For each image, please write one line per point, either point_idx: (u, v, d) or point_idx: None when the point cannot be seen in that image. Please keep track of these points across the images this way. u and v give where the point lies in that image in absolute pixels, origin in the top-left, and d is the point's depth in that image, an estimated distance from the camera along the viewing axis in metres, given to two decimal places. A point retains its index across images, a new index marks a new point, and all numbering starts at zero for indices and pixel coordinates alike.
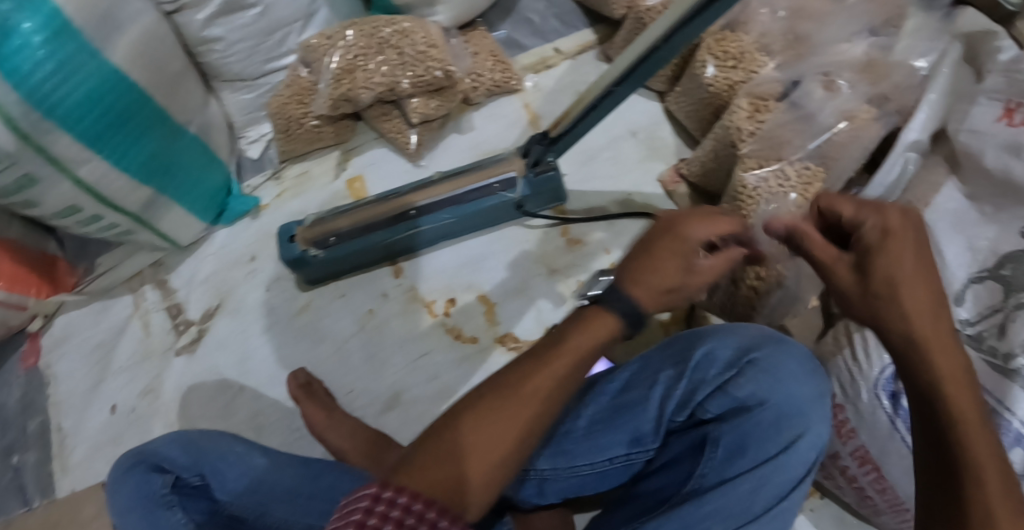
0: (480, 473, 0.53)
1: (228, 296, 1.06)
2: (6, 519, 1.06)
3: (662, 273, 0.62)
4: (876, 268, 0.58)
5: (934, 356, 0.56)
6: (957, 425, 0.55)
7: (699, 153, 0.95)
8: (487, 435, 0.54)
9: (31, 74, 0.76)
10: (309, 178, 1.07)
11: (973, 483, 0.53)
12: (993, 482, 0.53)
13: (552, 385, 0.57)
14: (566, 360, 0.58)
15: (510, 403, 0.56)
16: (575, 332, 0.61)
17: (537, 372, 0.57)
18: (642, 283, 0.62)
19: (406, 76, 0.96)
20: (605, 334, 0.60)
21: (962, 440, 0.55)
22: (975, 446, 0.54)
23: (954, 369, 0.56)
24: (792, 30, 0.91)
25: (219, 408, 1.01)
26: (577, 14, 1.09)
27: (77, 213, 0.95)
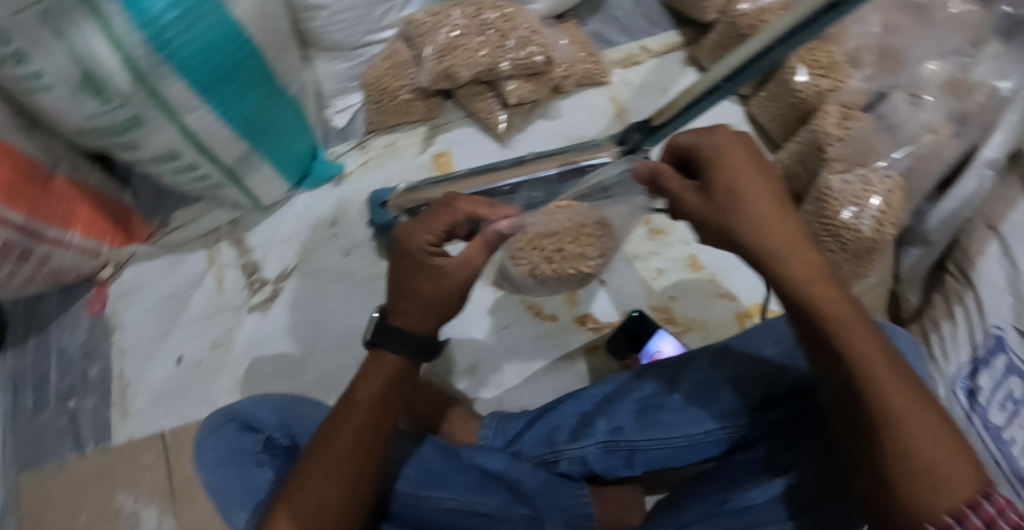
0: (351, 506, 0.69)
1: (307, 259, 1.10)
2: (60, 462, 1.06)
3: (410, 307, 0.70)
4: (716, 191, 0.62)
5: (824, 301, 0.60)
6: (863, 367, 0.57)
7: (784, 156, 0.99)
8: (322, 485, 0.68)
9: (157, 18, 0.79)
10: (394, 150, 1.12)
11: (882, 421, 0.56)
12: (910, 418, 0.55)
13: (365, 436, 0.70)
14: (382, 419, 0.71)
15: (326, 465, 0.69)
16: (358, 388, 0.71)
17: (346, 441, 0.69)
18: (418, 317, 0.70)
19: (507, 58, 0.99)
20: (390, 381, 0.71)
21: (864, 381, 0.57)
22: (882, 383, 0.56)
23: (843, 310, 0.59)
24: (882, 45, 0.96)
25: (291, 366, 1.05)
26: (664, 15, 1.14)
27: (176, 159, 0.98)
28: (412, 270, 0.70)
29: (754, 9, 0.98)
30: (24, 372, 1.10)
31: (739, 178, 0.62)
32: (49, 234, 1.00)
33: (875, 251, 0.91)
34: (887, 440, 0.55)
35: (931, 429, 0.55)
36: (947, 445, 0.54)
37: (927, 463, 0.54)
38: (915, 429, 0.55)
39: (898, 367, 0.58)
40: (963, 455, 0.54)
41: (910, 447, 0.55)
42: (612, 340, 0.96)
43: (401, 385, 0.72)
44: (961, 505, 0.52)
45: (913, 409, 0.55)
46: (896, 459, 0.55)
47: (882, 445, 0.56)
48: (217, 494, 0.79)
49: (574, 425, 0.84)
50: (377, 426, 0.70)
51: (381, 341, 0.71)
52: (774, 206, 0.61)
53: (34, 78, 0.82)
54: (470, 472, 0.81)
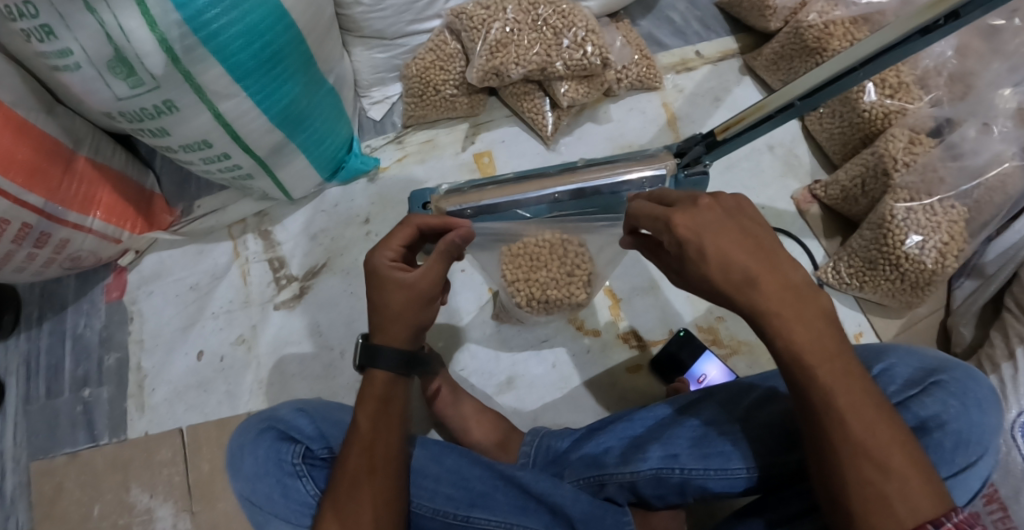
0: (393, 494, 0.67)
1: (338, 257, 1.08)
2: (73, 452, 1.02)
3: (394, 323, 0.69)
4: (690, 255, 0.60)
5: (788, 341, 0.57)
6: (825, 414, 0.57)
7: (841, 177, 0.96)
8: (350, 519, 0.64)
9: None
10: (434, 146, 1.10)
11: (858, 464, 0.55)
12: (876, 455, 0.55)
13: (379, 454, 0.67)
14: (388, 435, 0.68)
15: (347, 499, 0.65)
16: (358, 415, 0.69)
17: (354, 472, 0.66)
18: (394, 333, 0.70)
19: (561, 59, 0.96)
20: (381, 398, 0.70)
21: (832, 424, 0.56)
22: (844, 425, 0.56)
23: (815, 351, 0.57)
24: (955, 67, 0.91)
25: (320, 367, 1.03)
26: (720, 20, 1.11)
27: (206, 148, 0.92)
28: (386, 286, 0.70)
29: (821, 21, 0.95)
30: (39, 357, 1.07)
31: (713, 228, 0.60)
32: (69, 218, 0.96)
33: (932, 284, 0.89)
34: (849, 479, 0.56)
35: (896, 461, 0.55)
36: (902, 478, 0.55)
37: (891, 496, 0.55)
38: (849, 462, 0.56)
39: (874, 408, 0.57)
40: (931, 487, 0.55)
41: (864, 481, 0.55)
42: (657, 359, 0.97)
43: (392, 398, 0.70)
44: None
45: (886, 448, 0.55)
46: (854, 493, 0.56)
47: (845, 484, 0.56)
48: (253, 505, 0.76)
49: (623, 449, 0.82)
50: (386, 441, 0.68)
51: (369, 363, 0.69)
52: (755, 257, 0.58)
53: (58, 56, 0.75)
54: (514, 493, 0.80)
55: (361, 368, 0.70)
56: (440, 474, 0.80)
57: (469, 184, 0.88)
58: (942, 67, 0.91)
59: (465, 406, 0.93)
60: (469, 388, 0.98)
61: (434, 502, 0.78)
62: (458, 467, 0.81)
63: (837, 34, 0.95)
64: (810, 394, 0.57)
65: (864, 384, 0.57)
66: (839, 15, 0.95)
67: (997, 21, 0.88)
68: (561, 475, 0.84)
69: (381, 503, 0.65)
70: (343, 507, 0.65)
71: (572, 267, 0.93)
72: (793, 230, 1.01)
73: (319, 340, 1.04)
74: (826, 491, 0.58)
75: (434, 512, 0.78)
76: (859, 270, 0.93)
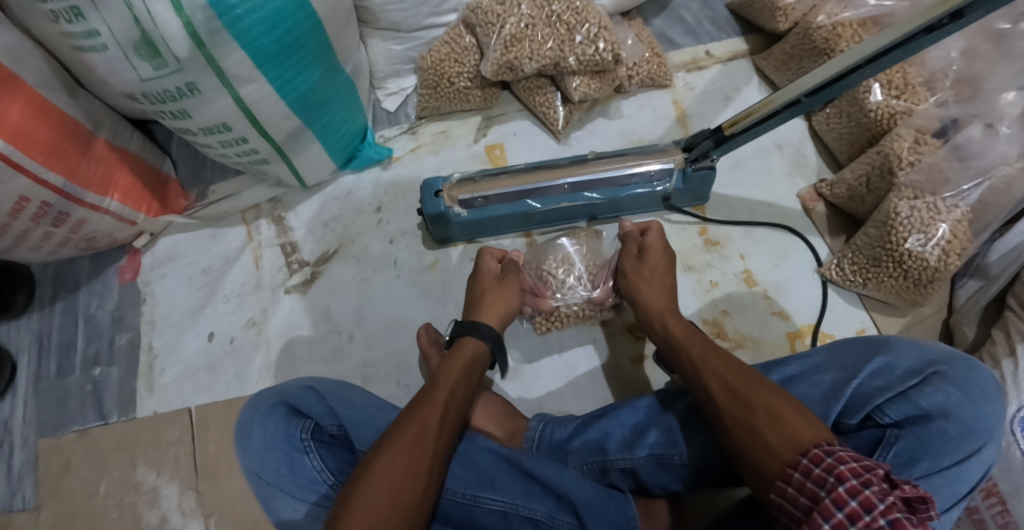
0: (442, 451, 0.71)
1: (350, 243, 1.09)
2: (81, 430, 1.04)
3: (489, 305, 0.89)
4: (647, 259, 0.90)
5: (675, 332, 0.80)
6: (706, 380, 0.71)
7: (847, 176, 0.97)
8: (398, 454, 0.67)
9: None
10: (447, 138, 1.12)
11: (732, 412, 0.67)
12: (749, 402, 0.66)
13: (448, 412, 0.74)
14: (456, 400, 0.76)
15: (410, 445, 0.68)
16: (441, 376, 0.78)
17: (421, 417, 0.71)
18: (488, 315, 0.88)
19: (574, 54, 0.98)
20: (466, 365, 0.81)
21: (711, 386, 0.70)
22: (719, 383, 0.70)
23: (693, 341, 0.77)
24: (963, 70, 0.92)
25: (329, 351, 1.04)
26: (730, 21, 1.13)
27: (225, 132, 0.93)
28: (480, 275, 0.93)
29: (830, 23, 0.97)
30: (50, 335, 1.08)
31: (664, 262, 0.89)
32: (86, 199, 0.98)
33: (935, 281, 0.90)
34: (731, 427, 0.66)
35: (762, 404, 0.66)
36: (771, 416, 0.64)
37: (764, 432, 0.64)
38: (727, 413, 0.67)
39: (740, 369, 0.70)
40: (803, 425, 0.63)
41: (744, 425, 0.65)
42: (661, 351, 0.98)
43: (472, 371, 0.81)
44: (795, 457, 0.61)
45: (751, 391, 0.67)
46: (737, 436, 0.65)
47: (730, 433, 0.66)
48: (261, 479, 0.78)
49: (626, 436, 0.83)
50: (453, 404, 0.75)
51: (464, 333, 0.85)
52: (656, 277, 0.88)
53: (85, 37, 0.78)
54: (520, 477, 0.81)
55: (460, 334, 0.84)
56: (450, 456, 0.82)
57: (489, 234, 1.05)
58: (949, 70, 0.93)
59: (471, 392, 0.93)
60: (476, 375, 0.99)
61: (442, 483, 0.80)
62: (466, 450, 0.82)
63: (846, 35, 0.97)
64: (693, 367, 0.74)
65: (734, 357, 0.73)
66: (848, 17, 0.96)
67: (1004, 25, 0.90)
68: (565, 459, 0.85)
69: (433, 455, 0.69)
70: (401, 447, 0.68)
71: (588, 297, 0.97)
72: (799, 228, 1.02)
73: (328, 325, 1.05)
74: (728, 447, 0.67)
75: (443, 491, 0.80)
76: (863, 267, 0.94)
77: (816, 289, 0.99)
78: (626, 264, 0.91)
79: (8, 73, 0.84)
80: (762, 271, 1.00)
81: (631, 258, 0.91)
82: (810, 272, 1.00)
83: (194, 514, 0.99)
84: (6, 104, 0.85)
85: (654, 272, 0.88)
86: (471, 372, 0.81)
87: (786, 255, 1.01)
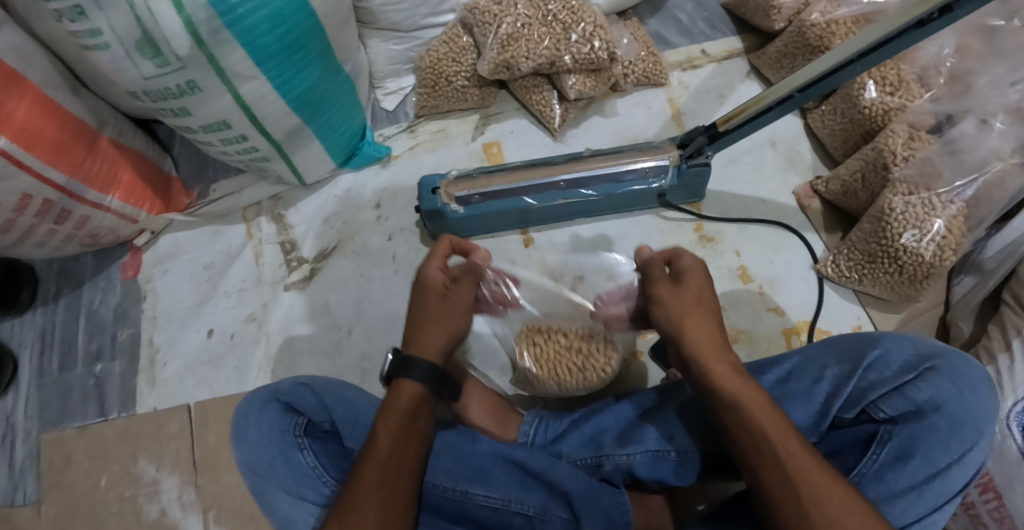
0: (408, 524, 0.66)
1: (349, 239, 1.10)
2: (83, 425, 1.05)
3: (428, 329, 0.75)
4: (687, 285, 0.74)
5: (736, 390, 0.66)
6: (785, 461, 0.61)
7: (842, 173, 0.98)
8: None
9: None
10: (445, 136, 1.13)
11: (778, 493, 0.61)
12: (832, 495, 0.59)
13: (403, 471, 0.67)
14: (407, 450, 0.68)
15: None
16: (379, 427, 0.69)
17: (375, 479, 0.66)
18: (429, 342, 0.74)
19: (569, 53, 0.99)
20: (407, 411, 0.70)
21: (793, 467, 0.61)
22: (804, 468, 0.61)
23: (760, 405, 0.65)
24: (956, 66, 0.92)
25: (328, 346, 1.05)
26: (726, 21, 1.14)
27: (225, 129, 0.95)
28: (424, 289, 0.78)
29: (824, 21, 0.98)
30: (53, 331, 1.10)
31: (706, 288, 0.73)
32: (89, 197, 0.99)
33: (932, 276, 0.90)
34: (817, 518, 0.59)
35: (845, 497, 0.59)
36: (859, 512, 0.59)
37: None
38: (812, 500, 0.59)
39: (798, 444, 0.62)
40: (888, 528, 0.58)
41: (831, 521, 0.58)
42: (656, 345, 1.01)
43: (420, 413, 0.71)
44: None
45: (803, 474, 0.60)
46: (804, 519, 0.59)
47: (811, 521, 0.59)
48: (254, 473, 0.79)
49: (621, 430, 0.85)
50: (404, 459, 0.68)
51: (399, 372, 0.72)
52: (690, 307, 0.72)
53: (89, 36, 0.79)
54: (513, 472, 0.82)
55: (391, 376, 0.72)
56: (440, 450, 0.82)
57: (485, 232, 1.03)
58: (942, 66, 0.93)
59: (468, 383, 0.93)
60: (473, 369, 1.02)
61: (435, 479, 0.81)
62: (456, 444, 0.83)
63: (840, 32, 0.97)
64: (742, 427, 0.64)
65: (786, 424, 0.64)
66: (841, 14, 0.97)
67: (997, 22, 0.90)
68: (559, 453, 0.85)
69: None
70: None
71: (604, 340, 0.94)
72: (794, 224, 1.02)
73: (327, 319, 1.06)
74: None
75: (434, 487, 0.81)
76: (859, 263, 0.94)
77: (811, 284, 0.99)
78: (659, 291, 0.75)
79: (13, 72, 0.86)
80: (757, 267, 1.01)
81: (665, 282, 0.75)
82: (805, 268, 1.00)
83: (193, 507, 1.00)
84: (12, 102, 0.86)
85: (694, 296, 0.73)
86: (417, 419, 0.71)
87: (780, 251, 1.01)
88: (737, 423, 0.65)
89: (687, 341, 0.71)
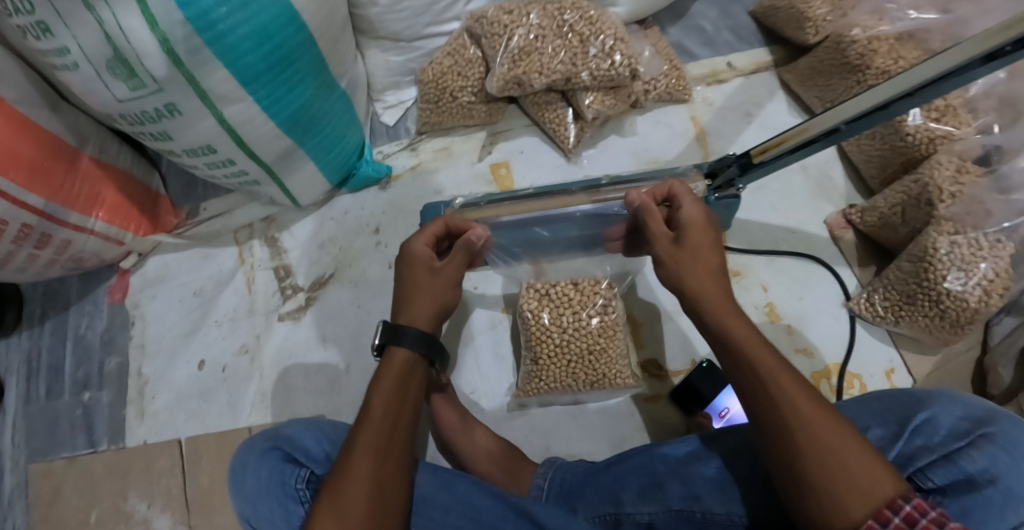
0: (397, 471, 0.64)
1: (347, 267, 1.04)
2: (71, 457, 1.00)
3: (418, 302, 0.74)
4: (689, 240, 0.70)
5: (732, 330, 0.64)
6: (777, 396, 0.59)
7: (880, 204, 0.90)
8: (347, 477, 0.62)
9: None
10: (449, 155, 1.06)
11: (782, 435, 0.58)
12: (824, 428, 0.57)
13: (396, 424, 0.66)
14: (402, 412, 0.67)
15: (364, 478, 0.62)
16: (373, 390, 0.68)
17: (366, 435, 0.64)
18: (419, 316, 0.74)
19: (586, 69, 0.91)
20: (400, 376, 0.70)
21: (783, 400, 0.59)
22: (796, 405, 0.58)
23: (755, 344, 0.63)
24: (1010, 91, 0.84)
25: (324, 383, 0.99)
26: (753, 31, 1.05)
27: (211, 153, 0.88)
28: (410, 264, 0.76)
29: (865, 37, 0.89)
30: (40, 356, 1.05)
31: (708, 238, 0.70)
32: (70, 219, 0.93)
33: (975, 323, 0.83)
34: (807, 450, 0.57)
35: (839, 432, 0.57)
36: (859, 451, 0.56)
37: (864, 479, 0.55)
38: (805, 436, 0.57)
39: (809, 393, 0.60)
40: (885, 465, 0.55)
41: (823, 456, 0.56)
42: (675, 389, 0.94)
43: (410, 379, 0.70)
44: (890, 504, 0.53)
45: (814, 424, 0.58)
46: (812, 467, 0.56)
47: (816, 468, 0.56)
48: (253, 528, 0.75)
49: (643, 485, 0.78)
50: (398, 415, 0.67)
51: (393, 340, 0.71)
52: (698, 251, 0.69)
53: (58, 55, 0.72)
54: (525, 527, 0.77)
55: (383, 345, 0.71)
56: (450, 504, 0.77)
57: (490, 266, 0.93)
58: (993, 90, 0.85)
59: (474, 427, 0.90)
60: (479, 411, 0.96)
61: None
62: (468, 497, 0.78)
63: (881, 49, 0.88)
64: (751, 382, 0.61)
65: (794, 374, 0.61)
66: (884, 30, 0.88)
67: None
68: (575, 509, 0.80)
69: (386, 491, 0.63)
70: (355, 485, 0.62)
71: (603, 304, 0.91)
72: (825, 257, 0.95)
73: (325, 353, 1.00)
74: (786, 470, 0.58)
75: None
76: (895, 304, 0.87)
77: (843, 323, 0.92)
78: (660, 250, 0.72)
79: None
80: (786, 304, 0.94)
81: (666, 238, 0.72)
82: (836, 305, 0.93)
83: None
84: None
85: (699, 253, 0.69)
86: (406, 381, 0.70)
87: (811, 288, 0.94)
88: (745, 376, 0.62)
89: (695, 294, 0.67)
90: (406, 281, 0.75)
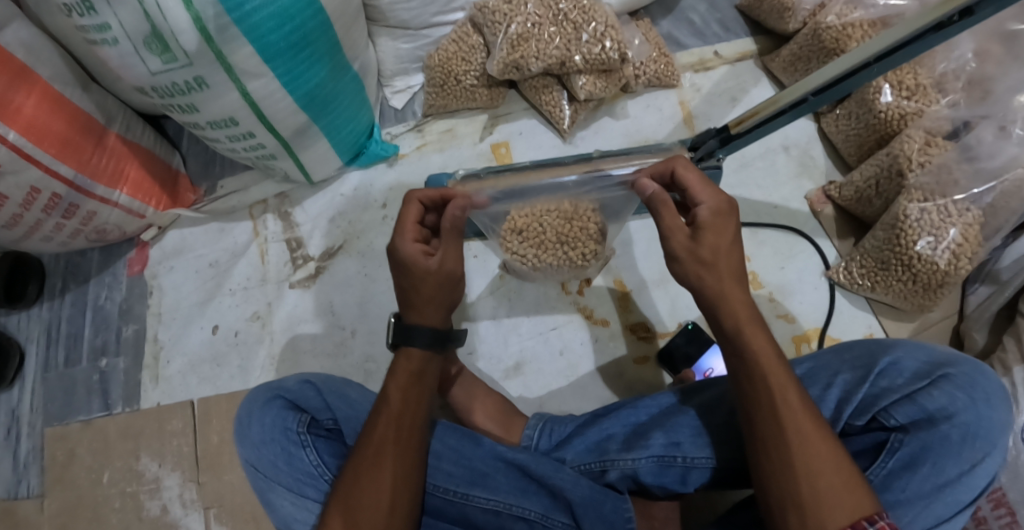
0: (410, 500, 0.69)
1: (355, 239, 1.10)
2: (86, 420, 1.05)
3: (425, 303, 0.73)
4: (706, 240, 0.68)
5: (749, 336, 0.66)
6: (781, 409, 0.62)
7: (856, 178, 0.96)
8: (371, 494, 0.67)
9: None
10: (453, 136, 1.13)
11: (767, 429, 0.62)
12: (818, 449, 0.60)
13: (402, 444, 0.69)
14: (416, 408, 0.71)
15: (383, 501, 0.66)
16: (389, 387, 0.72)
17: (382, 458, 0.68)
18: (429, 314, 0.74)
19: (580, 52, 0.98)
20: (415, 372, 0.73)
21: (787, 417, 0.62)
22: (798, 421, 0.62)
23: (769, 355, 0.65)
24: (974, 73, 0.90)
25: (331, 346, 1.05)
26: (740, 23, 1.13)
27: (233, 126, 0.94)
28: (414, 272, 0.73)
29: (840, 23, 0.97)
30: (59, 325, 1.09)
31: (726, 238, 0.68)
32: (96, 192, 0.99)
33: (945, 285, 0.89)
34: (799, 467, 0.60)
35: (830, 453, 0.60)
36: (835, 462, 0.60)
37: (832, 487, 0.59)
38: (798, 451, 0.61)
39: (806, 402, 0.63)
40: (866, 491, 0.59)
41: (810, 469, 0.60)
42: (663, 350, 1.00)
43: (425, 373, 0.74)
44: (860, 522, 0.58)
45: (799, 429, 0.61)
46: (789, 465, 0.61)
47: (792, 467, 0.60)
48: (256, 470, 0.77)
49: (626, 436, 0.83)
50: (410, 437, 0.70)
51: (404, 340, 0.73)
52: (727, 240, 0.68)
53: (97, 30, 0.78)
54: (515, 475, 0.81)
55: (394, 344, 0.74)
56: (441, 452, 0.81)
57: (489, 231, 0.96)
58: (961, 71, 0.91)
59: (473, 386, 0.95)
60: (477, 373, 1.01)
61: (434, 478, 0.79)
62: (459, 448, 0.81)
63: (856, 35, 0.96)
64: (754, 379, 0.64)
65: (793, 383, 0.64)
66: (858, 17, 0.96)
67: (1017, 26, 0.87)
68: (563, 459, 0.84)
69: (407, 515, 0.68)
70: (376, 504, 0.66)
71: (585, 227, 0.93)
72: (805, 229, 1.01)
73: (331, 319, 1.06)
74: (771, 478, 0.62)
75: (434, 488, 0.79)
76: (871, 271, 0.93)
77: (822, 292, 0.98)
78: (677, 244, 0.70)
79: (21, 67, 0.85)
80: (768, 273, 1.00)
81: (682, 232, 0.70)
82: (817, 275, 0.99)
83: (194, 505, 1.00)
84: (20, 97, 0.86)
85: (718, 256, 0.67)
86: (417, 391, 0.72)
87: (792, 258, 1.00)
88: (745, 374, 0.65)
89: (707, 292, 0.68)
90: (409, 279, 0.74)
